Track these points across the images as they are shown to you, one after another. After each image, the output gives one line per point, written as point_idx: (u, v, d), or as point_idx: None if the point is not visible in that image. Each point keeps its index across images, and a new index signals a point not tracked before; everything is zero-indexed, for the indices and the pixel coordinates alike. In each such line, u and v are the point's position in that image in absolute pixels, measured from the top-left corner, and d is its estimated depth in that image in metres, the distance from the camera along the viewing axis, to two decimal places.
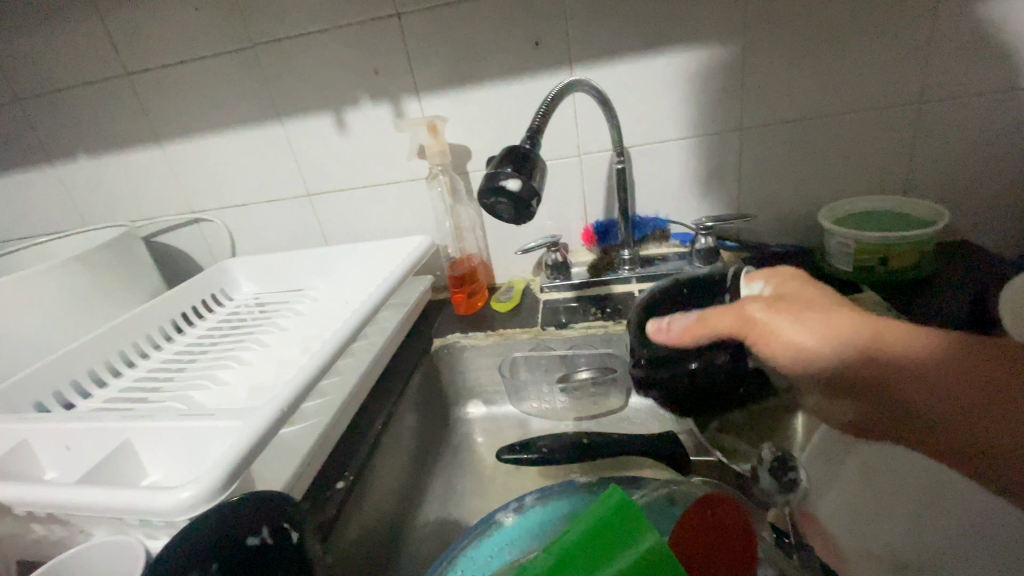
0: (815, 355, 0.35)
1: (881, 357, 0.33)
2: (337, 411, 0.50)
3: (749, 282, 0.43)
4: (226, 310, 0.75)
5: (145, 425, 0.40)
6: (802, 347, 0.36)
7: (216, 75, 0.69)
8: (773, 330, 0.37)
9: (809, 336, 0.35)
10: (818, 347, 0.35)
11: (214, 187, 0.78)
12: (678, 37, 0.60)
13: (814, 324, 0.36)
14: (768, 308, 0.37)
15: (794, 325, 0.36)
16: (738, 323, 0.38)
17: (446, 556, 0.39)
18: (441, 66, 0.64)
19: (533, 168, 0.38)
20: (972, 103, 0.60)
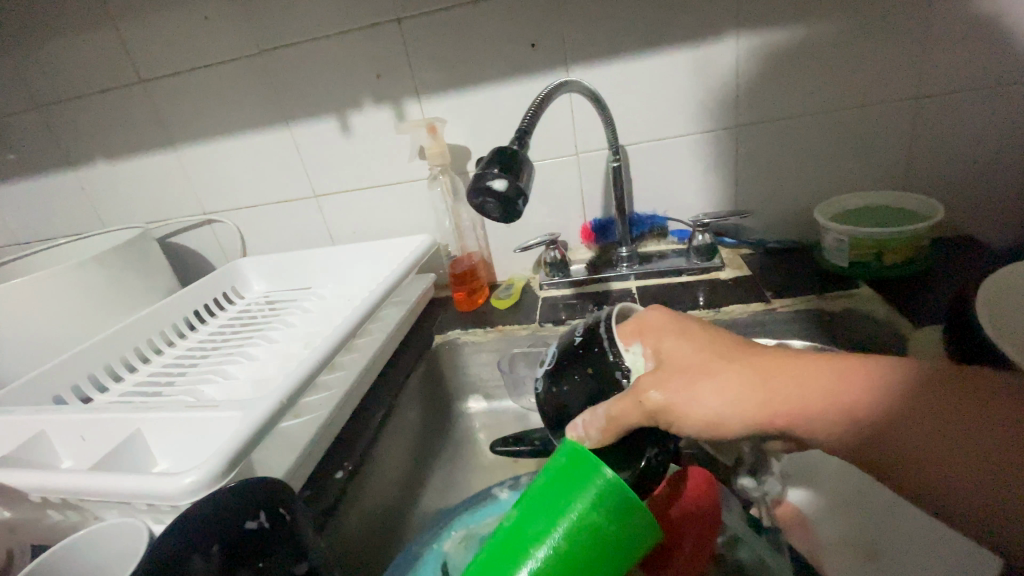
0: (732, 426, 0.29)
1: (793, 416, 0.28)
2: (338, 405, 0.52)
3: (627, 345, 0.35)
4: (236, 308, 0.78)
5: (152, 417, 0.43)
6: (710, 412, 0.29)
7: (226, 81, 0.72)
8: (675, 404, 0.30)
9: (738, 416, 0.29)
10: (726, 412, 0.29)
11: (224, 189, 0.80)
12: (671, 36, 0.61)
13: (714, 381, 0.29)
14: (663, 379, 0.31)
15: (695, 391, 0.29)
16: (638, 414, 0.31)
17: (439, 523, 0.44)
18: (441, 70, 0.66)
19: (520, 169, 0.40)
20: (970, 98, 0.60)
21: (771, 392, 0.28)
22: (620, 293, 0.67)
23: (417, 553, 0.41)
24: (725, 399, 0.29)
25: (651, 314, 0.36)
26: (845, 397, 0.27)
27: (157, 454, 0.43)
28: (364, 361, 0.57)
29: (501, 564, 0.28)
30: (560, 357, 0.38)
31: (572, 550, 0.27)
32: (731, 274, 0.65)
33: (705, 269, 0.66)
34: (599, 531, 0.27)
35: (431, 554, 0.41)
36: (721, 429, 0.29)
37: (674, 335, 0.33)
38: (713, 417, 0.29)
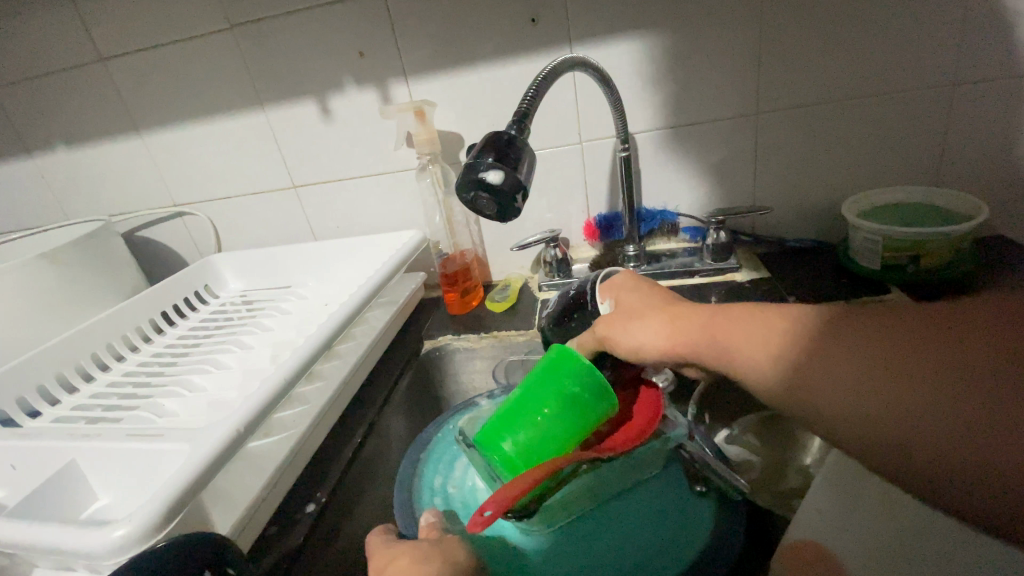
0: (651, 352, 0.35)
1: (692, 346, 0.33)
2: (314, 422, 0.46)
3: (600, 299, 0.42)
4: (210, 308, 0.72)
5: (95, 445, 0.37)
6: (635, 344, 0.35)
7: (194, 59, 0.65)
8: (612, 336, 0.37)
9: (658, 344, 0.34)
10: (650, 346, 0.35)
11: (196, 178, 0.74)
12: (687, 12, 0.55)
13: (641, 322, 0.36)
14: (607, 320, 0.38)
15: (625, 327, 0.36)
16: (592, 342, 0.39)
17: (445, 416, 0.49)
18: (430, 49, 0.59)
19: (518, 159, 0.34)
20: (1014, 84, 0.54)
21: (681, 329, 0.34)
22: None
23: (430, 438, 0.46)
24: (646, 335, 0.35)
25: (619, 276, 0.42)
26: (744, 327, 0.30)
27: (97, 486, 0.37)
28: (345, 371, 0.51)
29: (507, 427, 0.34)
30: (562, 305, 0.45)
31: (555, 415, 0.33)
32: (747, 276, 0.60)
33: (719, 271, 0.61)
34: (579, 397, 0.33)
35: (442, 437, 0.46)
36: (645, 357, 0.35)
37: (628, 290, 0.40)
38: (635, 348, 0.36)
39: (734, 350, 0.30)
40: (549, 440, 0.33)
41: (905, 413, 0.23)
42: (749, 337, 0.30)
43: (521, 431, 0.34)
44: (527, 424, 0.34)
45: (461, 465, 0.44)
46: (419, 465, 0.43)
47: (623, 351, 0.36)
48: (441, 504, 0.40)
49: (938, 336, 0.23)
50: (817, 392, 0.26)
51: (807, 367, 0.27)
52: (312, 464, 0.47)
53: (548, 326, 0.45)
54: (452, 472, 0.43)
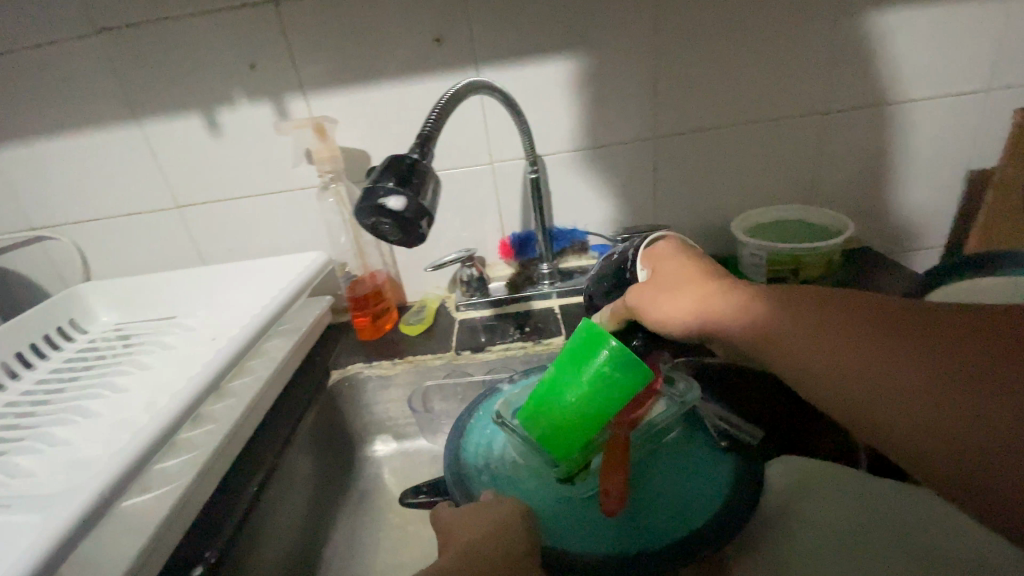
0: (679, 322, 0.36)
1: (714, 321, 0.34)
2: (202, 472, 0.41)
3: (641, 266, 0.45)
4: (79, 345, 0.62)
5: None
6: (663, 315, 0.38)
7: (52, 65, 0.57)
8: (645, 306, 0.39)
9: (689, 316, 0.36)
10: (677, 319, 0.36)
11: (57, 199, 0.65)
12: (587, 39, 0.57)
13: (673, 294, 0.37)
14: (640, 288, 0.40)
15: (655, 299, 0.38)
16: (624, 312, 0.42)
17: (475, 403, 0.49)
18: (330, 64, 0.57)
19: (422, 186, 0.33)
20: (861, 116, 0.62)
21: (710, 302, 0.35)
22: (543, 314, 0.63)
23: (465, 423, 0.46)
24: (674, 305, 0.37)
25: (662, 243, 0.44)
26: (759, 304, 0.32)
27: None
28: (239, 411, 0.46)
29: (547, 405, 0.40)
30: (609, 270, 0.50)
31: (587, 397, 0.38)
32: None
33: None
34: (609, 376, 0.37)
35: (476, 422, 0.47)
36: (672, 328, 0.37)
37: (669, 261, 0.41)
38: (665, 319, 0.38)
39: (748, 323, 0.33)
40: (584, 420, 0.38)
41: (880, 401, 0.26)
42: (763, 315, 0.32)
43: (556, 415, 0.39)
44: (561, 409, 0.39)
45: (500, 444, 0.44)
46: (462, 447, 0.44)
47: (659, 320, 0.38)
48: (490, 481, 0.41)
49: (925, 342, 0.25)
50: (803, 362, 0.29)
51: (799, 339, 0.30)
52: (200, 519, 0.42)
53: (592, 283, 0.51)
54: (492, 452, 0.44)
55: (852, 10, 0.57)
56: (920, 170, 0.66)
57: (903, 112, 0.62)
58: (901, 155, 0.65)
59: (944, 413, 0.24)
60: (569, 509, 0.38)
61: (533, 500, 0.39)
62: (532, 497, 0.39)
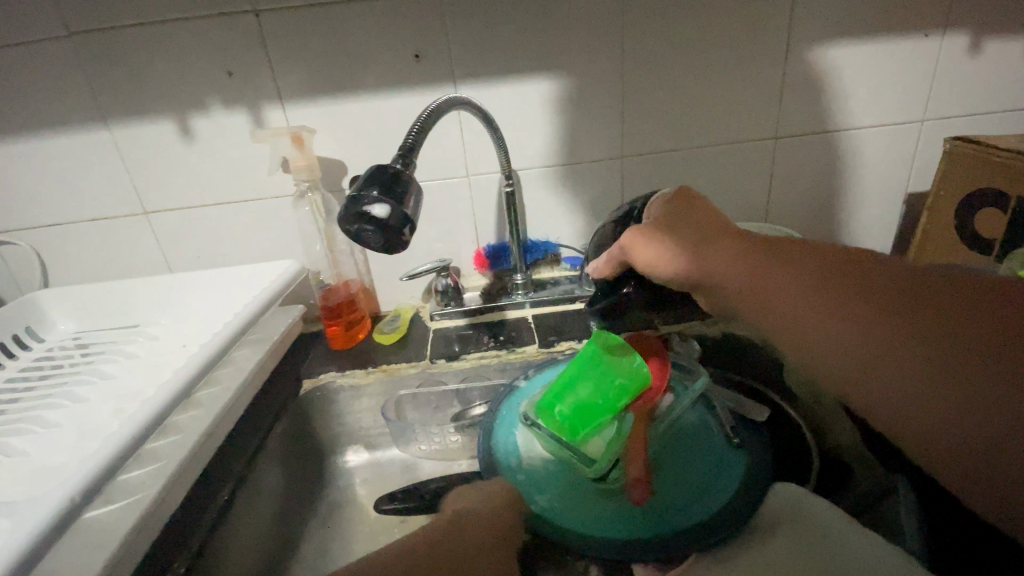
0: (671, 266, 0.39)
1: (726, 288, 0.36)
2: (169, 484, 0.40)
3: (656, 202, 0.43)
4: (35, 354, 0.60)
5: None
6: (652, 263, 0.40)
7: (15, 66, 0.56)
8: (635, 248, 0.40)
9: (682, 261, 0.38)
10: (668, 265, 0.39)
11: (14, 203, 0.62)
12: (560, 61, 0.60)
13: (666, 244, 0.39)
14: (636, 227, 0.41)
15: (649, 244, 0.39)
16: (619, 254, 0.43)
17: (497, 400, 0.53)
18: (309, 74, 0.58)
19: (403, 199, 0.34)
20: (812, 142, 0.67)
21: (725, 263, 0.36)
22: (516, 324, 0.64)
23: (490, 422, 0.50)
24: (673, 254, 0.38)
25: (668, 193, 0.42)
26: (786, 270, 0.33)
27: None
28: (209, 419, 0.45)
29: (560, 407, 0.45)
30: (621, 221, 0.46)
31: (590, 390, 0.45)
32: None
33: None
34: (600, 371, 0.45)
35: (502, 418, 0.50)
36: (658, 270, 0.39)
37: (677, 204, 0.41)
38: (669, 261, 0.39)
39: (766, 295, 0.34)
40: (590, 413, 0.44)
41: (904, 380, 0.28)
42: (784, 287, 0.33)
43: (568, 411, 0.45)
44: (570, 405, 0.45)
45: (525, 441, 0.48)
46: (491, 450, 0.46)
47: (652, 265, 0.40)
48: (525, 479, 0.44)
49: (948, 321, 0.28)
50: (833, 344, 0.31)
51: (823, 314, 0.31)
52: (163, 532, 0.41)
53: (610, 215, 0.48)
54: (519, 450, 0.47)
55: (802, 44, 0.62)
56: (864, 192, 0.71)
57: (848, 139, 0.67)
58: (848, 178, 0.70)
59: (960, 386, 0.26)
60: (601, 501, 0.41)
61: (570, 492, 0.42)
62: (565, 489, 0.43)
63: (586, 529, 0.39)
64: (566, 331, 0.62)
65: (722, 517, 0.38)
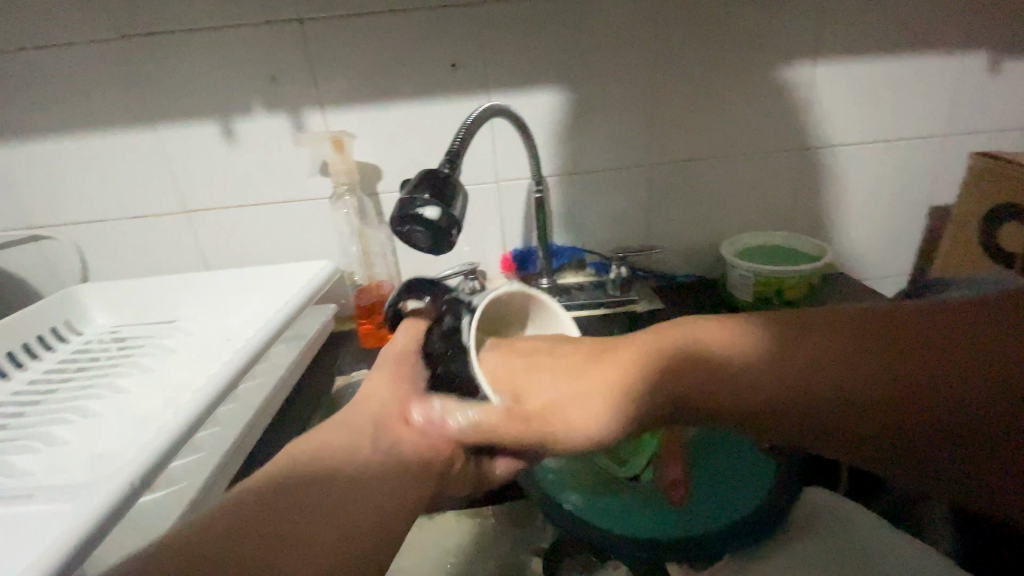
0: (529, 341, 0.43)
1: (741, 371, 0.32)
2: (214, 474, 0.41)
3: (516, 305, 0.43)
4: (73, 347, 0.62)
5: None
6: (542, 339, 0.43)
7: (67, 67, 0.58)
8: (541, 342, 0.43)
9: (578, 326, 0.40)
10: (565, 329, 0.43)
11: (61, 199, 0.65)
12: (593, 72, 0.61)
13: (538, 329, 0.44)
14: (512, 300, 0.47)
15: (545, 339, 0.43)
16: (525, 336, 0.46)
17: None
18: (350, 81, 0.59)
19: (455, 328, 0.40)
20: (839, 153, 0.68)
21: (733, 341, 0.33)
22: None
23: None
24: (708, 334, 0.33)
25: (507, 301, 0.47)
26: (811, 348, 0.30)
27: None
28: (249, 414, 0.47)
29: None
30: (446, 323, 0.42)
31: None
32: (646, 308, 0.66)
33: (623, 302, 0.65)
34: None
35: None
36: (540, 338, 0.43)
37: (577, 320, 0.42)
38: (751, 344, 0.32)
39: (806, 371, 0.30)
40: None
41: (916, 435, 0.27)
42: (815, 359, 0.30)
43: None
44: None
45: None
46: None
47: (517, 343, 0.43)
48: (555, 478, 0.44)
49: (935, 358, 0.27)
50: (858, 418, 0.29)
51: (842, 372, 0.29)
52: None
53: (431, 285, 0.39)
54: None
55: (831, 58, 0.62)
56: (890, 204, 0.71)
57: (874, 151, 0.68)
58: (873, 190, 0.70)
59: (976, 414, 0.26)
60: (632, 502, 0.42)
61: (601, 492, 0.43)
62: (597, 489, 0.43)
63: (627, 529, 0.39)
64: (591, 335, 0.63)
65: (762, 515, 0.39)
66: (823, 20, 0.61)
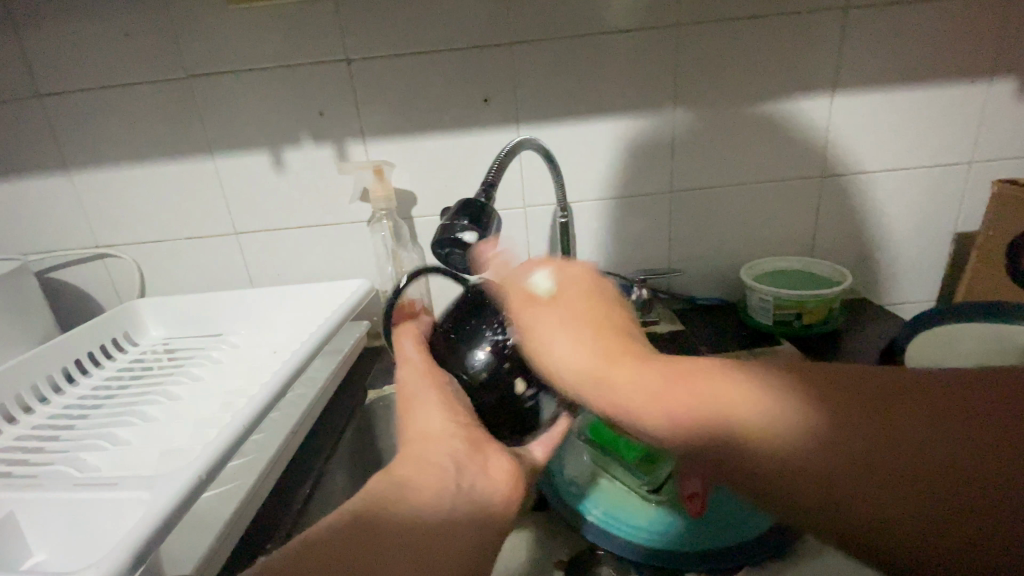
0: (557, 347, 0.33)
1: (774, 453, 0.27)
2: (261, 475, 0.44)
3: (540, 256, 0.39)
4: (130, 356, 0.67)
5: (44, 494, 0.34)
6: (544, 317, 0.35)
7: (139, 103, 0.64)
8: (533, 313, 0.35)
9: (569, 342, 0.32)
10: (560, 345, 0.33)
11: (127, 221, 0.71)
12: (617, 105, 0.65)
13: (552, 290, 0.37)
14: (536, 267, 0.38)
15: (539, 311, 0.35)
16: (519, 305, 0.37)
17: None
18: (391, 114, 0.64)
19: (479, 336, 0.38)
20: (860, 181, 0.69)
21: (808, 394, 0.27)
22: None
23: None
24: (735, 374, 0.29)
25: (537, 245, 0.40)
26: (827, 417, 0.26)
27: (33, 544, 0.34)
28: (293, 422, 0.50)
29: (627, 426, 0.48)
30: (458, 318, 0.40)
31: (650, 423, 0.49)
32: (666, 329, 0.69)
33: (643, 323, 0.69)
34: None
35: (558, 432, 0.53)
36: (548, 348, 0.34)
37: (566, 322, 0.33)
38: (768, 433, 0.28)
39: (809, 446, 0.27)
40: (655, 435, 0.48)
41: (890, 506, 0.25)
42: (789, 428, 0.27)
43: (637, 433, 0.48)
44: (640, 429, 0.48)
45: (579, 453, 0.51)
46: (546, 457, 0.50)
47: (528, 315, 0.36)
48: (579, 490, 0.46)
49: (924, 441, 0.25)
50: (897, 491, 0.25)
51: (900, 460, 0.25)
52: (255, 519, 0.46)
53: (460, 254, 0.38)
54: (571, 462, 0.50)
55: (848, 92, 0.65)
56: (912, 230, 0.72)
57: (895, 179, 0.69)
58: (895, 217, 0.71)
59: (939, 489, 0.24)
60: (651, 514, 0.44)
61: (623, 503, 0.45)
62: (617, 501, 0.45)
63: (642, 539, 0.42)
64: None
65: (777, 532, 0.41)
66: (839, 55, 0.63)
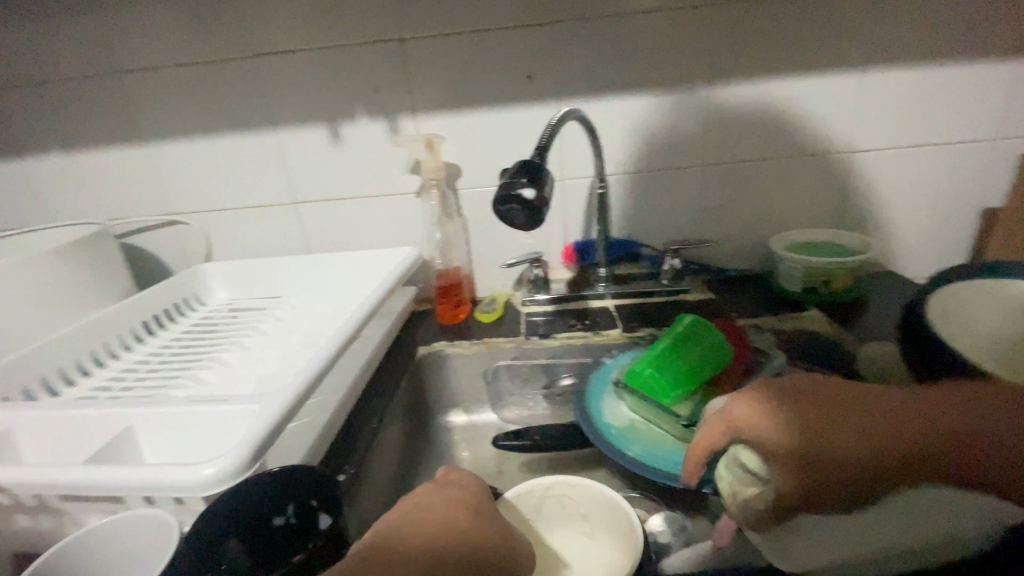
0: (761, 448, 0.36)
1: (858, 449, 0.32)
2: (335, 410, 0.49)
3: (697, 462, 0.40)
4: (200, 315, 0.74)
5: (161, 408, 0.39)
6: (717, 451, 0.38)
7: (209, 80, 0.70)
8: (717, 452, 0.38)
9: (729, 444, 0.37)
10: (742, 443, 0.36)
11: (196, 191, 0.77)
12: (654, 82, 0.68)
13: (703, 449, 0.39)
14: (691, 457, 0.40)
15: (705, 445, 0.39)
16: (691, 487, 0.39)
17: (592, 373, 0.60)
18: (440, 90, 0.69)
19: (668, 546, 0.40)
20: (891, 156, 0.71)
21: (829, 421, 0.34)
22: (600, 311, 0.72)
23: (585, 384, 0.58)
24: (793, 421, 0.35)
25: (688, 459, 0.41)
26: (857, 427, 0.33)
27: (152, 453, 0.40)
28: (357, 368, 0.55)
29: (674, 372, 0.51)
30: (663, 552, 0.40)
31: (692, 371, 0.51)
32: (697, 297, 0.72)
33: (674, 291, 0.73)
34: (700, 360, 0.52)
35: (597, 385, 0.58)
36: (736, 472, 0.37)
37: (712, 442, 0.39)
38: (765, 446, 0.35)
39: (843, 450, 0.32)
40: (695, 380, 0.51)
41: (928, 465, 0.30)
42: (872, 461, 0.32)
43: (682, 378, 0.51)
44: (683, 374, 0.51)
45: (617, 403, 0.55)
46: (587, 407, 0.54)
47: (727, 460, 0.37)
48: (618, 432, 0.51)
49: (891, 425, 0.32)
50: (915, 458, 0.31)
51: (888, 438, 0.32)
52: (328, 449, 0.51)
53: (518, 211, 0.42)
54: (610, 411, 0.54)
55: (880, 68, 0.67)
56: (942, 205, 0.74)
57: (928, 153, 0.71)
58: (926, 191, 0.73)
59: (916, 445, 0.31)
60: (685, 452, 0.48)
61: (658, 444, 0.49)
62: (652, 443, 0.49)
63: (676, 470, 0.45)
64: (647, 319, 0.69)
65: None
66: (871, 33, 0.65)
